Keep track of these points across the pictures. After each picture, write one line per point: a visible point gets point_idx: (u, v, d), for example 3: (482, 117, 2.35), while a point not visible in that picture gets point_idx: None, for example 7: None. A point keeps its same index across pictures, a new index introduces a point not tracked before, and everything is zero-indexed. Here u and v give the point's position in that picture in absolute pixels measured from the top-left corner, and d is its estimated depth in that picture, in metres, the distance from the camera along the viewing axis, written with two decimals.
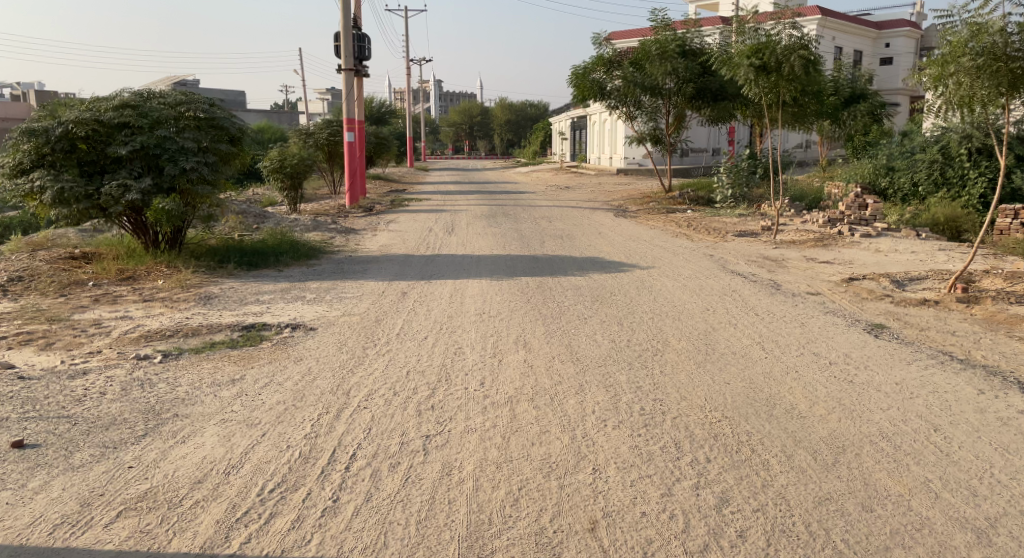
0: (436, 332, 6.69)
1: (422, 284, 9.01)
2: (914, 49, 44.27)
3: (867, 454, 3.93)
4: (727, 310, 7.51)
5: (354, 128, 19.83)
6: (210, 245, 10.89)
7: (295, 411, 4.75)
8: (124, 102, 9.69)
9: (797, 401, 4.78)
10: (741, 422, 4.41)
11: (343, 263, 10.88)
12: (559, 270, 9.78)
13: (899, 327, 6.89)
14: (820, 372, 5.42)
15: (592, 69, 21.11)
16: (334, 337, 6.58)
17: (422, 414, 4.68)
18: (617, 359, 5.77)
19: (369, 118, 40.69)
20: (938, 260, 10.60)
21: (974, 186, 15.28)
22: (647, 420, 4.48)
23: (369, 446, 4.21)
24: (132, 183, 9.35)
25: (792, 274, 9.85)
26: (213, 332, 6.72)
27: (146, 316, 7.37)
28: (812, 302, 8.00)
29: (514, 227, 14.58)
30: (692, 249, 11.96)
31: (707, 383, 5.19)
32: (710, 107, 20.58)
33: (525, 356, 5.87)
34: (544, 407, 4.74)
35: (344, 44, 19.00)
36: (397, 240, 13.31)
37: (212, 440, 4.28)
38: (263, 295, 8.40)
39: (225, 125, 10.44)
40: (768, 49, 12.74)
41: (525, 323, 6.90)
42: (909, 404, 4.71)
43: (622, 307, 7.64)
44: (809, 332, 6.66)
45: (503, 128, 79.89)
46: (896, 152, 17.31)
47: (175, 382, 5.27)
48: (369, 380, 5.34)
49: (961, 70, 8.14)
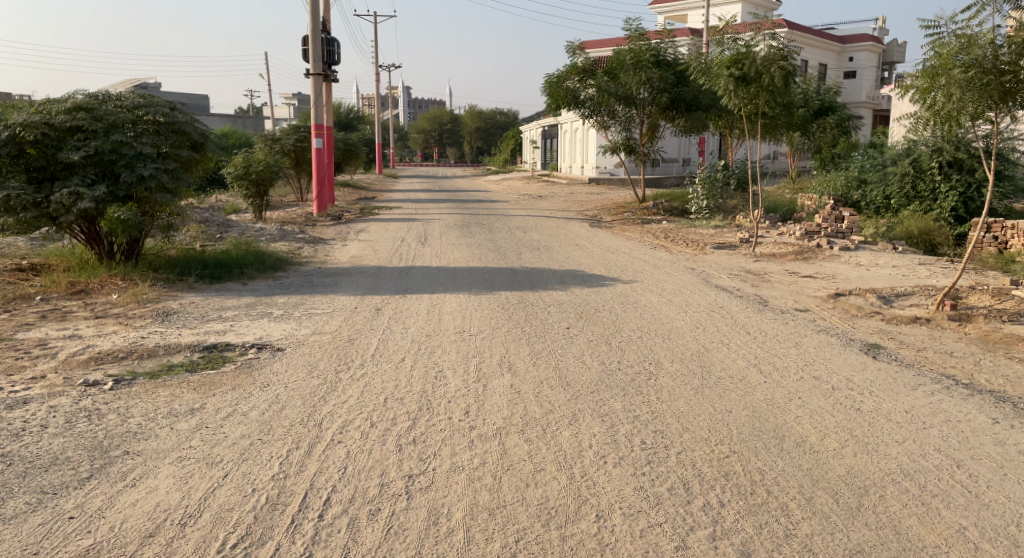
0: (414, 353, 6.26)
1: (397, 298, 8.55)
2: (877, 63, 45.11)
3: (892, 497, 3.65)
4: (717, 328, 7.20)
5: (322, 135, 19.37)
6: (169, 256, 10.31)
7: (260, 446, 4.29)
8: (77, 104, 9.11)
9: (807, 433, 4.45)
10: (751, 457, 4.08)
11: (312, 275, 10.37)
12: (539, 284, 9.41)
13: (895, 347, 6.66)
14: (825, 399, 5.12)
15: (566, 77, 20.90)
16: (303, 359, 6.11)
17: (403, 449, 4.26)
18: (609, 384, 5.40)
19: (337, 124, 40.05)
20: (920, 275, 10.50)
21: (945, 200, 15.37)
22: (649, 456, 4.12)
23: (345, 489, 3.77)
24: (85, 191, 8.77)
25: (778, 288, 9.62)
26: (171, 354, 6.21)
27: (97, 336, 6.81)
28: (803, 320, 7.74)
29: (489, 239, 14.17)
30: (672, 262, 11.70)
31: (708, 411, 4.85)
32: (683, 117, 20.47)
33: (510, 381, 5.48)
34: (535, 441, 4.35)
35: (313, 48, 18.47)
36: (368, 251, 12.82)
37: (167, 483, 3.78)
38: (226, 311, 7.88)
39: (187, 130, 9.90)
40: (747, 59, 12.57)
41: (507, 344, 6.51)
42: (923, 435, 4.44)
43: (608, 325, 7.28)
44: (806, 353, 6.37)
45: (472, 135, 79.53)
46: (867, 164, 17.26)
47: (127, 412, 4.76)
48: (343, 410, 4.89)
49: (951, 83, 7.93)
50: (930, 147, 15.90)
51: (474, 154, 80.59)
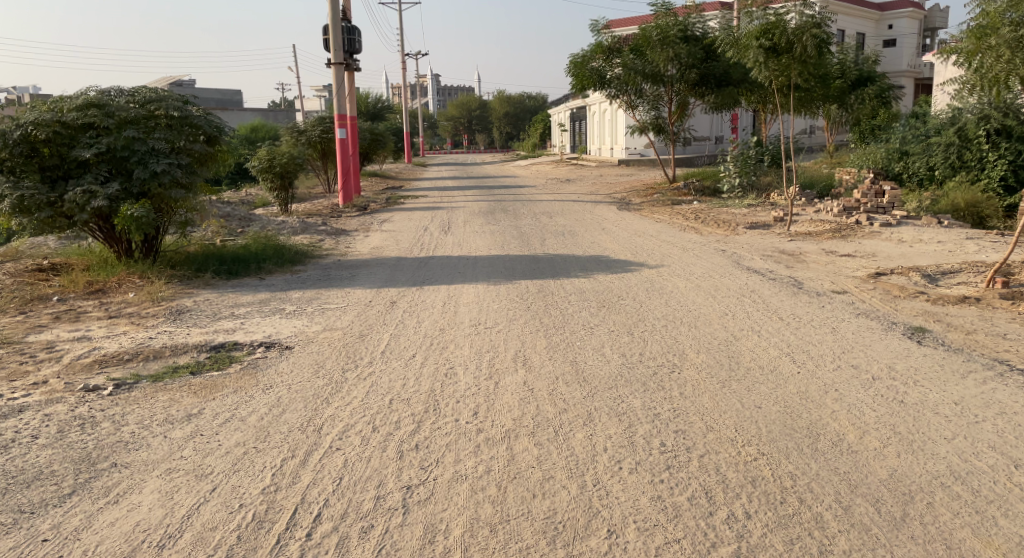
0: (425, 349, 5.99)
1: (414, 290, 8.30)
2: (919, 30, 43.37)
3: (941, 505, 3.25)
4: (748, 315, 6.78)
5: (346, 125, 19.24)
6: (187, 252, 10.19)
7: (255, 455, 4.06)
8: (89, 101, 8.95)
9: (844, 431, 4.06)
10: (781, 460, 3.71)
11: (330, 268, 10.16)
12: (562, 272, 9.04)
13: (942, 330, 6.17)
14: (864, 391, 4.70)
15: (591, 57, 20.30)
16: (310, 358, 5.86)
17: (404, 456, 3.99)
18: (628, 379, 5.06)
19: (364, 114, 39.97)
20: (968, 251, 9.89)
21: (993, 169, 14.59)
22: (669, 460, 3.77)
23: (337, 503, 3.52)
24: (98, 189, 8.66)
25: (814, 269, 9.11)
26: (178, 355, 6.03)
27: (107, 337, 6.67)
28: (840, 302, 7.27)
29: (513, 225, 13.83)
30: (702, 244, 11.24)
31: (735, 407, 4.48)
32: (713, 94, 19.83)
33: (524, 377, 5.16)
34: (547, 444, 4.04)
35: (333, 36, 18.21)
36: (390, 241, 12.57)
37: (151, 499, 3.60)
38: (239, 308, 7.69)
39: (200, 123, 9.70)
40: (778, 29, 11.95)
41: (525, 336, 6.21)
42: (976, 431, 4.02)
43: (631, 314, 6.91)
44: (843, 340, 5.93)
45: (502, 120, 78.90)
46: (909, 135, 16.54)
47: (122, 420, 4.57)
48: (345, 413, 4.64)
49: (1001, 43, 7.34)
50: (976, 115, 15.09)
51: (503, 139, 79.84)
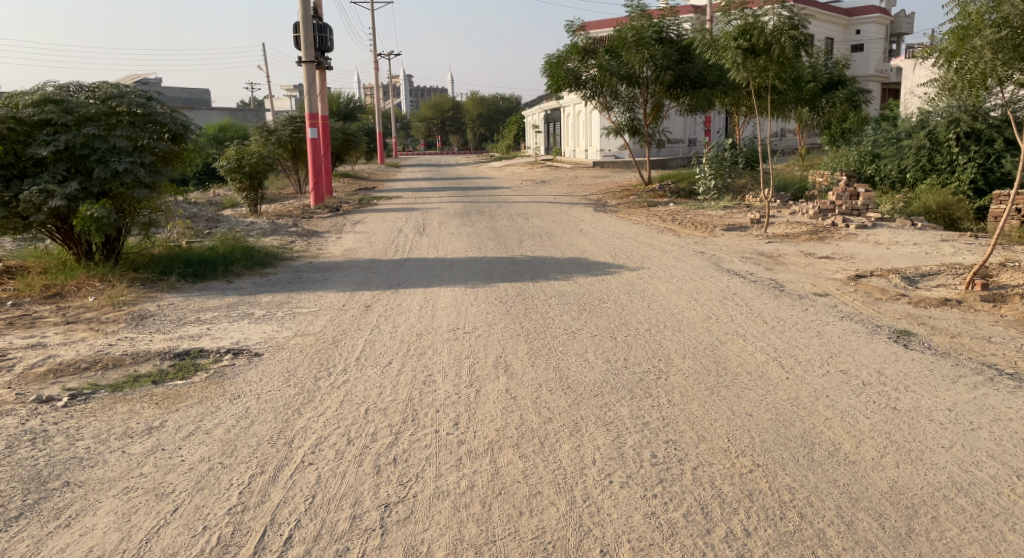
0: (402, 355, 5.76)
1: (389, 294, 8.05)
2: (886, 35, 44.05)
3: (947, 519, 3.11)
4: (731, 318, 6.65)
5: (318, 125, 18.87)
6: (151, 254, 9.80)
7: (220, 472, 3.80)
8: (46, 96, 8.55)
9: (839, 440, 3.92)
10: (778, 472, 3.55)
11: (302, 271, 9.86)
12: (540, 274, 8.86)
13: (927, 333, 6.08)
14: (856, 398, 4.57)
15: (566, 58, 20.11)
16: (280, 365, 5.58)
17: (381, 471, 3.76)
18: (614, 386, 4.88)
19: (337, 115, 39.47)
20: (945, 253, 9.90)
21: (963, 172, 14.71)
22: (661, 473, 3.59)
23: (310, 525, 3.29)
24: (55, 188, 8.28)
25: (794, 271, 9.05)
26: (139, 363, 5.72)
27: (63, 343, 6.33)
28: (823, 305, 7.17)
29: (489, 227, 13.62)
30: (680, 246, 11.14)
31: (725, 415, 4.32)
32: (688, 96, 19.83)
33: (506, 385, 4.95)
34: (532, 457, 3.84)
35: (304, 34, 17.83)
36: (363, 243, 12.27)
37: (106, 522, 3.35)
38: (206, 313, 7.39)
39: (165, 121, 9.31)
40: (756, 30, 11.89)
41: (505, 341, 6.00)
42: (973, 439, 3.90)
43: (613, 317, 6.75)
44: (830, 343, 5.82)
45: (475, 121, 78.62)
46: (881, 138, 16.68)
47: (76, 434, 4.28)
48: (318, 425, 4.38)
49: (982, 44, 7.36)
50: (946, 118, 15.23)
51: (476, 140, 79.45)
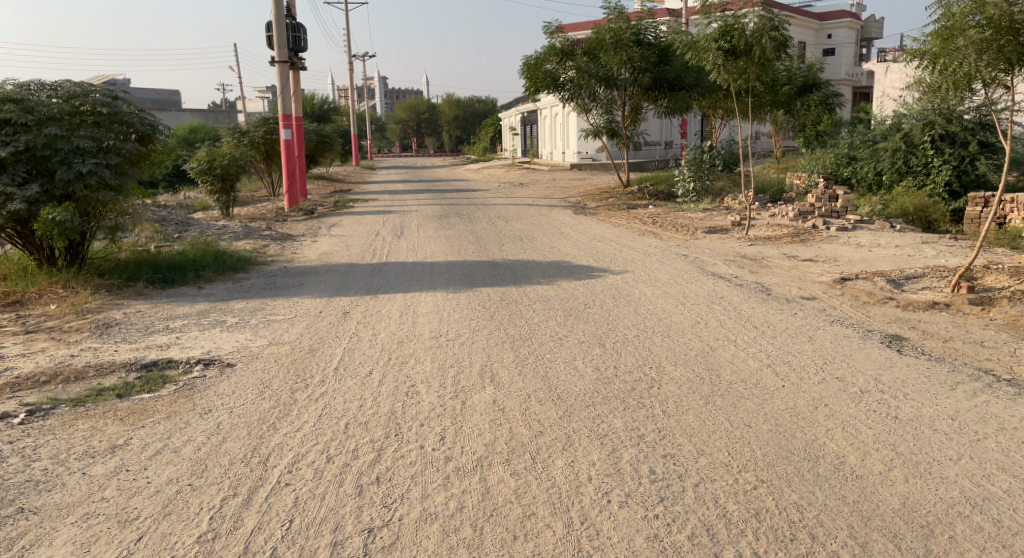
0: (383, 365, 5.51)
1: (367, 300, 7.78)
2: (856, 39, 44.59)
3: (964, 539, 2.97)
4: (720, 323, 6.49)
5: (291, 126, 18.50)
6: (118, 259, 9.43)
7: (189, 495, 3.53)
8: (4, 95, 8.22)
9: (844, 452, 3.76)
10: (784, 488, 3.38)
11: (276, 276, 9.55)
12: (523, 279, 8.64)
13: (919, 338, 5.98)
14: (855, 407, 4.42)
15: (544, 59, 19.97)
16: (253, 377, 5.30)
17: (363, 492, 3.51)
18: (605, 396, 4.68)
19: (310, 117, 38.95)
20: (927, 255, 9.87)
21: (939, 174, 14.77)
22: (661, 491, 3.40)
23: (288, 554, 3.06)
24: (15, 191, 7.93)
25: (779, 274, 8.96)
26: (102, 375, 5.41)
27: (22, 355, 5.99)
28: (812, 309, 7.05)
29: (468, 230, 13.38)
30: (662, 249, 11.00)
31: (723, 427, 4.14)
32: (667, 98, 19.77)
33: (493, 395, 4.74)
34: (524, 474, 3.63)
35: (277, 34, 17.48)
36: (340, 247, 11.97)
37: (62, 554, 3.07)
38: (175, 321, 7.07)
39: (132, 121, 8.95)
40: (737, 32, 11.80)
41: (490, 349, 5.77)
42: (980, 450, 3.77)
43: (600, 323, 6.56)
44: (822, 349, 5.69)
45: (451, 124, 78.30)
46: (857, 141, 16.73)
47: (32, 454, 3.97)
48: (295, 441, 4.13)
49: (967, 45, 7.30)
50: (921, 121, 15.29)
51: (452, 143, 79.12)
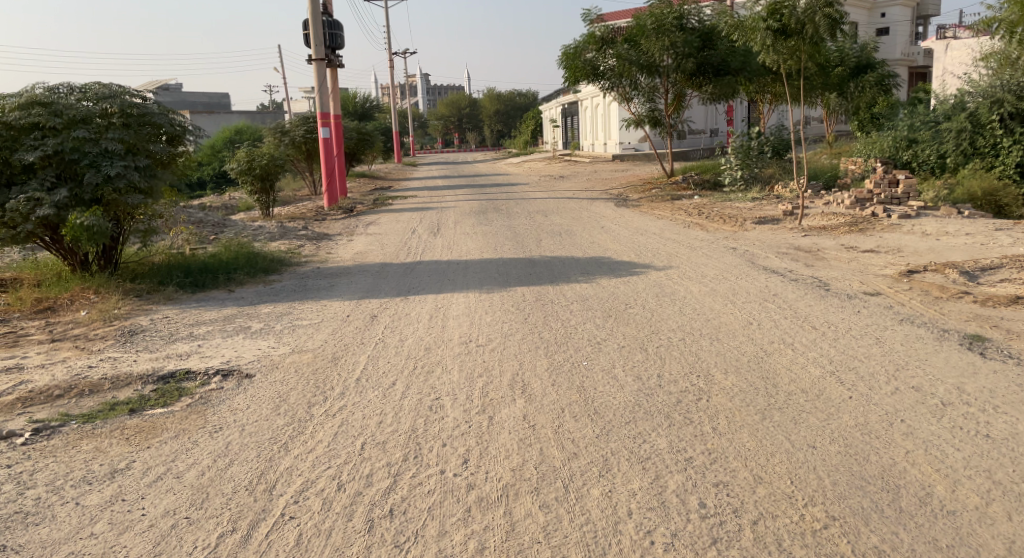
0: (406, 375, 5.12)
1: (397, 302, 7.43)
2: (913, 17, 42.62)
3: None
4: (775, 323, 5.94)
5: (329, 124, 18.31)
6: (151, 263, 9.29)
7: (185, 531, 3.19)
8: (33, 98, 8.05)
9: (930, 481, 3.22)
10: (860, 529, 2.89)
11: (308, 277, 9.31)
12: (561, 277, 8.18)
13: (1003, 339, 5.32)
14: (938, 422, 3.86)
15: (584, 48, 19.39)
16: (271, 389, 4.98)
17: (373, 528, 3.13)
18: (648, 410, 4.20)
19: (352, 115, 39.04)
20: (1002, 243, 9.07)
21: (1009, 156, 13.65)
22: (714, 531, 2.94)
23: None
24: (44, 195, 7.81)
25: (837, 267, 8.31)
26: (119, 388, 5.16)
27: (42, 366, 5.80)
28: (878, 306, 6.43)
29: (506, 225, 12.97)
30: (710, 242, 10.41)
31: (783, 448, 3.63)
32: (712, 83, 18.99)
33: (523, 410, 4.31)
34: (556, 506, 3.20)
35: (313, 32, 17.30)
36: (374, 246, 11.67)
37: None
38: (200, 327, 6.83)
39: (161, 121, 8.76)
40: (788, 9, 11.06)
41: (524, 356, 5.33)
42: None
43: (643, 325, 6.07)
44: (893, 352, 5.10)
45: (493, 118, 77.95)
46: (917, 122, 15.57)
47: (29, 481, 3.70)
48: (306, 465, 3.77)
49: None
50: (989, 99, 14.17)
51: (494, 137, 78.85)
